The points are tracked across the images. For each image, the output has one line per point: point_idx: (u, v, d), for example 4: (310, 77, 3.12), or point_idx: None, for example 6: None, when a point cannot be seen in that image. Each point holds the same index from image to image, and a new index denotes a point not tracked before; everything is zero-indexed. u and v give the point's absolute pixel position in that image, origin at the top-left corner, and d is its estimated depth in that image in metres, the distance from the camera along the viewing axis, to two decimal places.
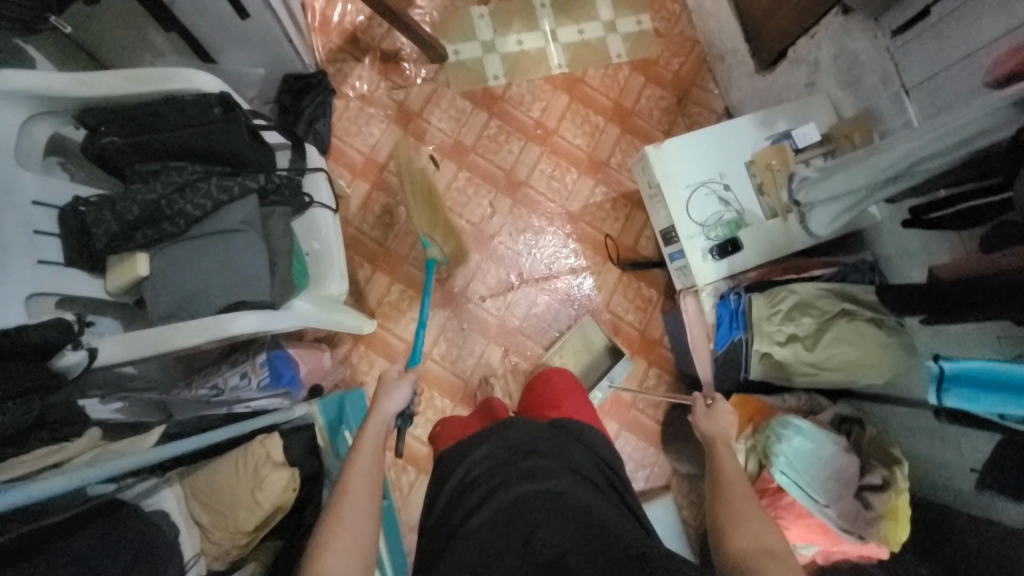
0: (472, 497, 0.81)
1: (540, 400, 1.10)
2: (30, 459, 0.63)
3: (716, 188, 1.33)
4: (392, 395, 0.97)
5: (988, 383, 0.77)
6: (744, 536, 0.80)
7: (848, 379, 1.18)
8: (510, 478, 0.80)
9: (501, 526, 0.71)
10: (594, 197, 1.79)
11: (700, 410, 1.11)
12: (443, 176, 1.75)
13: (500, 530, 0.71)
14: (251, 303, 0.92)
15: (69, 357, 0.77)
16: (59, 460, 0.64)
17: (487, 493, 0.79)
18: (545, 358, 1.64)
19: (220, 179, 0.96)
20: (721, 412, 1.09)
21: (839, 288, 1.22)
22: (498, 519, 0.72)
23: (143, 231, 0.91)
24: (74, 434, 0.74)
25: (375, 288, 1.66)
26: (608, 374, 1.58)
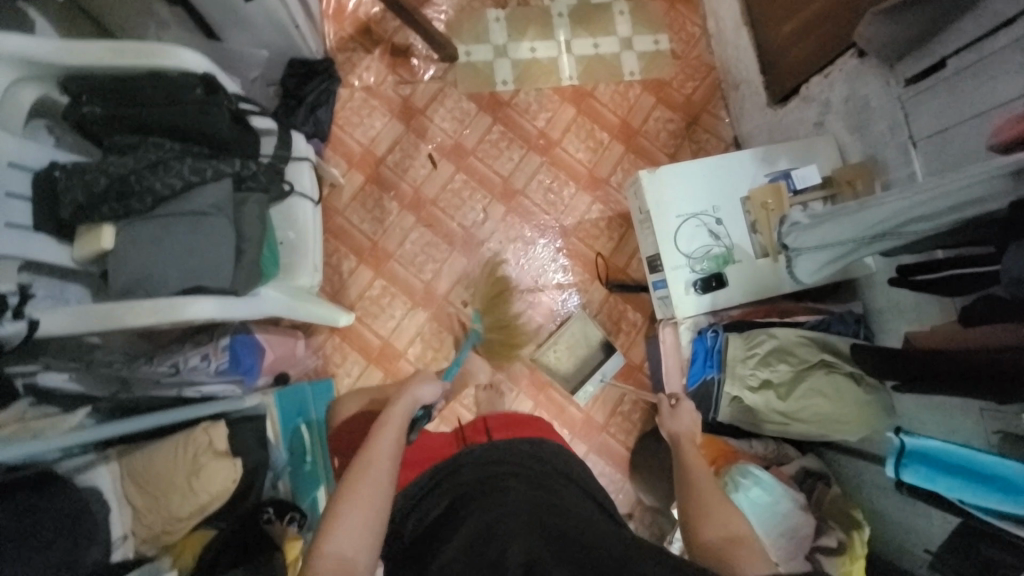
0: (446, 521, 0.72)
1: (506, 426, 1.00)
2: None
3: (707, 221, 1.29)
4: (423, 385, 0.94)
5: (944, 465, 0.86)
6: (711, 528, 0.84)
7: (822, 432, 1.14)
8: (469, 503, 0.73)
9: (478, 549, 0.63)
10: (590, 213, 1.76)
11: (664, 411, 1.13)
12: (440, 176, 1.74)
13: (474, 559, 0.62)
14: (211, 289, 0.91)
15: (6, 326, 0.77)
16: None
17: (457, 515, 0.71)
18: (540, 352, 1.64)
19: (194, 160, 0.95)
20: (685, 413, 1.11)
21: (820, 338, 1.18)
22: (475, 539, 0.64)
23: (108, 205, 0.90)
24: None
25: (358, 282, 1.65)
26: (601, 369, 1.59)
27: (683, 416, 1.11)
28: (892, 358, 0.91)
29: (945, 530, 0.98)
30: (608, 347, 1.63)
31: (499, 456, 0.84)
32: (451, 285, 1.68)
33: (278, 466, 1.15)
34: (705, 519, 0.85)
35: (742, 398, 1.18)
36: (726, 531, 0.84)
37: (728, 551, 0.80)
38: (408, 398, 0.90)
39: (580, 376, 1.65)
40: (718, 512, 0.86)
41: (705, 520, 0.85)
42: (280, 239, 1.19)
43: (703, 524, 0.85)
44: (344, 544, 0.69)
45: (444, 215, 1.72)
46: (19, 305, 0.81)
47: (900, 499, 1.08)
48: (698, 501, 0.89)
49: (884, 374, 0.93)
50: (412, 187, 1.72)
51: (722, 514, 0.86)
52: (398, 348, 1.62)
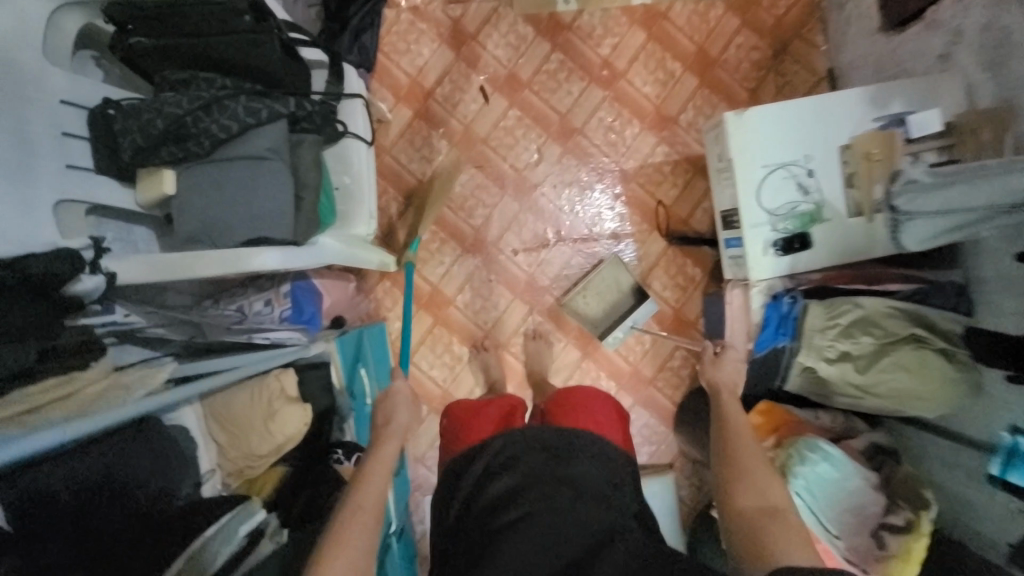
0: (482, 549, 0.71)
1: (567, 403, 1.01)
2: (43, 393, 0.67)
3: (797, 173, 1.15)
4: (400, 406, 1.02)
5: None
6: (746, 495, 0.82)
7: (898, 408, 1.08)
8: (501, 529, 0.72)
9: None
10: (653, 156, 1.62)
11: (707, 359, 1.14)
12: (492, 112, 1.61)
13: None
14: (274, 240, 0.89)
15: (85, 282, 0.75)
16: (74, 392, 0.70)
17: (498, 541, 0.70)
18: (568, 300, 1.58)
19: (248, 99, 0.89)
20: (727, 364, 1.12)
21: (913, 310, 1.08)
22: None
23: (167, 148, 0.87)
24: (90, 360, 0.74)
25: (407, 226, 1.61)
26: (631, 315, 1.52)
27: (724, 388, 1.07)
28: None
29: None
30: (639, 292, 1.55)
31: (515, 453, 0.85)
32: (501, 233, 1.61)
33: (344, 410, 1.13)
34: (737, 484, 0.84)
35: (816, 369, 1.12)
36: (761, 499, 0.81)
37: (761, 524, 0.77)
38: (399, 432, 0.95)
39: (609, 320, 1.59)
40: (757, 475, 0.84)
41: (740, 484, 0.83)
42: (334, 184, 1.13)
43: (738, 489, 0.83)
44: (343, 568, 0.71)
45: (495, 156, 1.61)
46: (95, 259, 0.78)
47: (978, 483, 1.02)
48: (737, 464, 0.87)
49: None
50: (462, 124, 1.61)
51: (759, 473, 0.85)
52: (447, 294, 1.61)
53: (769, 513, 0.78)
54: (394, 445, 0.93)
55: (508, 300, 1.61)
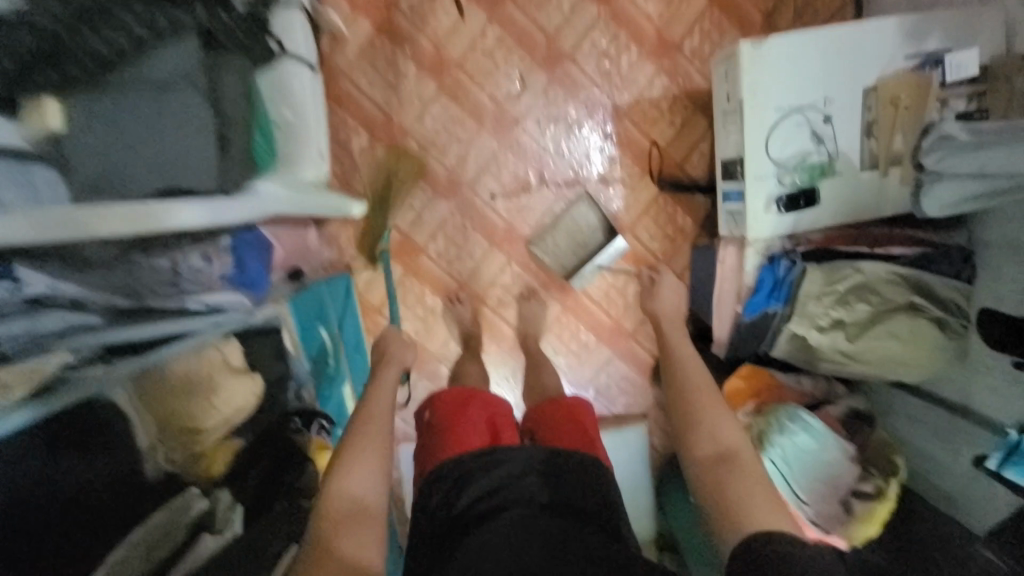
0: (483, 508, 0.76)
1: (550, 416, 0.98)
2: None
3: (813, 118, 1.01)
4: (403, 348, 1.14)
5: None
6: (703, 442, 0.80)
7: (882, 376, 1.05)
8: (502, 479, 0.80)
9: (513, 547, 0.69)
10: (651, 90, 1.43)
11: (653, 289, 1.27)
12: (468, 28, 1.37)
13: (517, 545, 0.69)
14: (194, 192, 0.74)
15: None
16: None
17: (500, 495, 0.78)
18: (535, 240, 1.49)
19: (140, 5, 0.71)
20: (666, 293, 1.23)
21: (912, 277, 1.03)
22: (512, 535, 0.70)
23: (40, 67, 0.66)
24: None
25: (371, 164, 1.42)
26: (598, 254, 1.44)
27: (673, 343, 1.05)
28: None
29: (1005, 511, 0.91)
30: (609, 229, 1.46)
31: (510, 473, 0.81)
32: (478, 174, 1.45)
33: (302, 374, 1.10)
34: (694, 432, 0.81)
35: (807, 338, 1.06)
36: (716, 444, 0.79)
37: (715, 470, 0.76)
38: (396, 363, 1.08)
39: (577, 260, 1.50)
40: (712, 423, 0.82)
41: (697, 432, 0.81)
42: (273, 119, 0.95)
43: (694, 438, 0.81)
44: (361, 480, 0.76)
45: (471, 83, 1.40)
46: None
47: (950, 451, 1.02)
48: (691, 415, 0.85)
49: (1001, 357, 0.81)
50: (433, 42, 1.37)
51: (716, 422, 0.82)
52: (418, 242, 1.47)
53: (724, 461, 0.77)
54: (389, 393, 0.96)
55: (484, 250, 1.49)
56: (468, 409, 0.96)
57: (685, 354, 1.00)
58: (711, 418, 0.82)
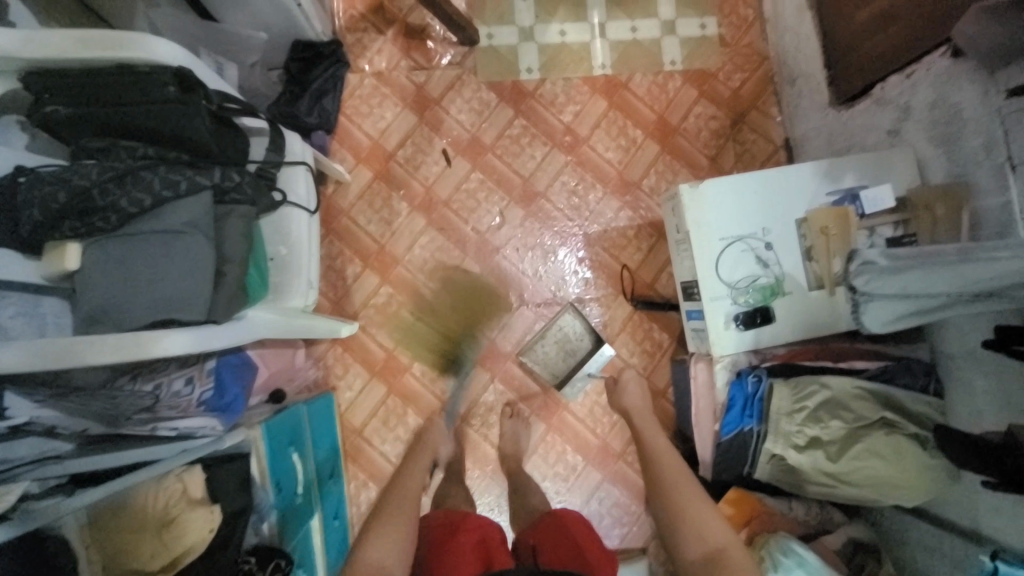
0: None
1: (553, 543, 0.98)
2: None
3: (756, 246, 1.13)
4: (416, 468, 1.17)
5: None
6: (692, 544, 0.86)
7: (876, 498, 1.00)
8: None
9: None
10: (617, 221, 1.61)
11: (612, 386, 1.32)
12: (454, 174, 1.60)
13: None
14: (183, 322, 0.80)
15: None
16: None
17: None
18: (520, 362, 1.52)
19: (168, 169, 0.83)
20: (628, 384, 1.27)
21: (881, 391, 1.03)
22: None
23: (68, 222, 0.79)
24: None
25: (362, 289, 1.53)
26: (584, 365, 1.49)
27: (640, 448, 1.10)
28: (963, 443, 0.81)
29: None
30: (596, 337, 1.52)
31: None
32: (462, 294, 1.55)
33: (265, 507, 1.04)
34: (679, 533, 0.88)
35: (784, 457, 1.04)
36: (704, 545, 0.85)
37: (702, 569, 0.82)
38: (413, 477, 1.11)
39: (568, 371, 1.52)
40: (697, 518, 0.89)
41: (684, 534, 0.88)
42: (270, 255, 1.07)
43: (682, 538, 0.87)
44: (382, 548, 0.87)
45: (457, 218, 1.58)
46: None
47: None
48: (677, 510, 0.91)
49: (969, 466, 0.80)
50: (423, 186, 1.59)
51: (699, 518, 0.88)
52: (404, 360, 1.51)
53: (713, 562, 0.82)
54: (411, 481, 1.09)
55: (470, 368, 1.51)
56: (459, 536, 0.97)
57: (663, 448, 1.05)
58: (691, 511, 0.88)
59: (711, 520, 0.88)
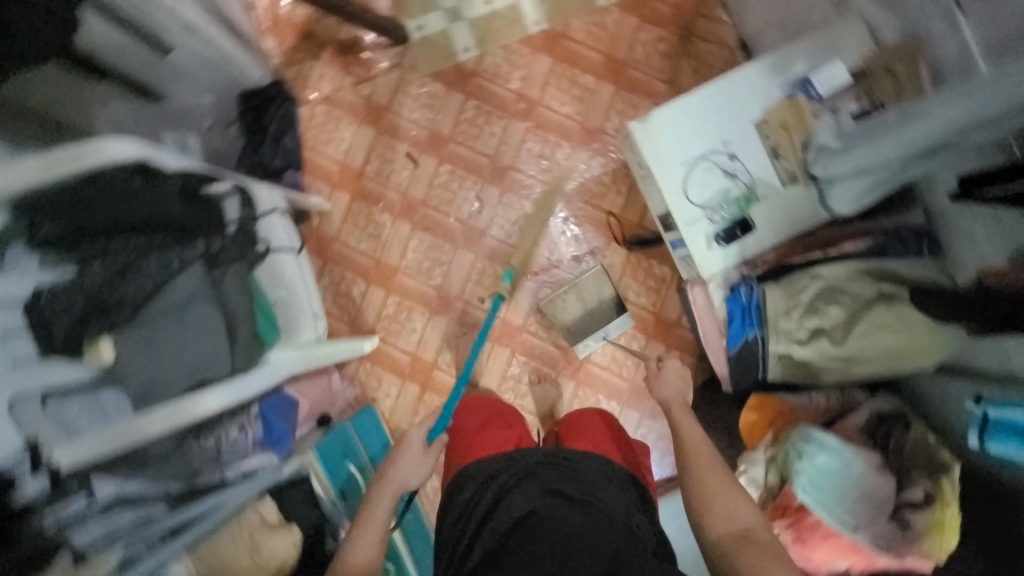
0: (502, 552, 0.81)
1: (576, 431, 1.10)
2: None
3: (719, 160, 1.14)
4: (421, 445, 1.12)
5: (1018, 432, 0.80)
6: (718, 525, 0.86)
7: (889, 371, 1.02)
8: (522, 494, 0.88)
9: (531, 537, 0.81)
10: (591, 171, 1.62)
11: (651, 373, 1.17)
12: (424, 173, 1.64)
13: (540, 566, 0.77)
14: (213, 379, 0.96)
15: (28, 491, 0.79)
16: None
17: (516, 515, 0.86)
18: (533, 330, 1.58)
19: (159, 253, 0.92)
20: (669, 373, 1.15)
21: (874, 267, 1.04)
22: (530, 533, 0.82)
23: (91, 325, 0.87)
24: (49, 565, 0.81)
25: (372, 304, 1.63)
26: (602, 329, 1.54)
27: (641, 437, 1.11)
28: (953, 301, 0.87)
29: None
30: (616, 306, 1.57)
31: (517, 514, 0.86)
32: (463, 284, 1.62)
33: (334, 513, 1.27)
34: (709, 516, 0.87)
35: (791, 354, 1.08)
36: (734, 526, 0.85)
37: (732, 548, 0.82)
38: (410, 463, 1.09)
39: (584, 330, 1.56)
40: (723, 505, 0.88)
41: (711, 516, 0.87)
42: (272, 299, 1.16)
43: (709, 520, 0.87)
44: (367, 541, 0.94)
45: (439, 213, 1.64)
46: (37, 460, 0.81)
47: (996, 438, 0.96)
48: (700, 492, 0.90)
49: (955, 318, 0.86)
50: (399, 193, 1.64)
51: (726, 503, 0.88)
52: (428, 358, 1.61)
53: (745, 541, 0.83)
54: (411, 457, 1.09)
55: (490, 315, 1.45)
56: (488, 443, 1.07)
57: (692, 439, 1.00)
58: (722, 499, 0.88)
59: (739, 507, 0.88)
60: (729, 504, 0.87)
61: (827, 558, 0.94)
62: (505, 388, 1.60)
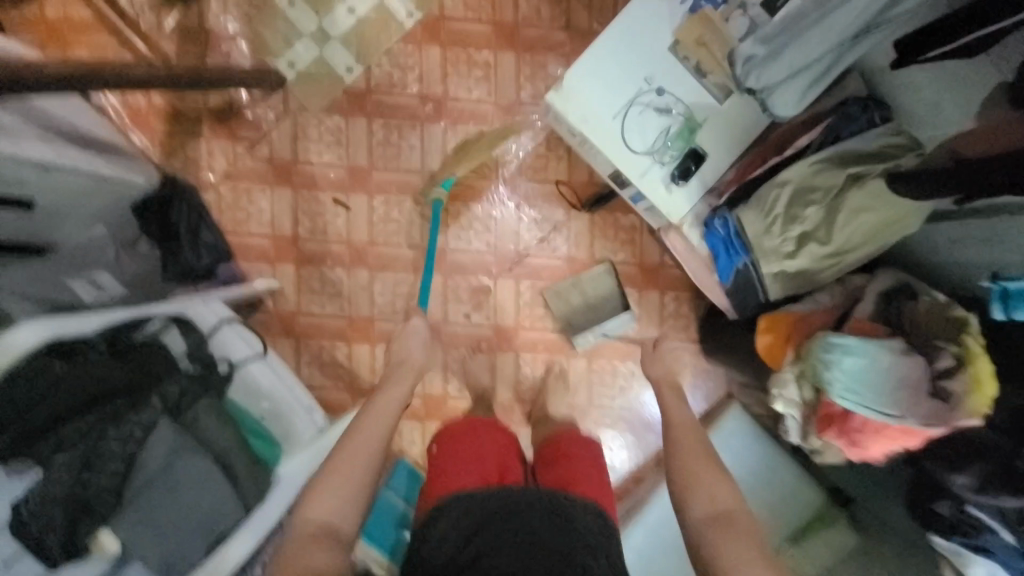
0: None
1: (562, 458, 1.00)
2: None
3: (650, 100, 1.08)
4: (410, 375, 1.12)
5: None
6: (701, 505, 0.89)
7: (880, 247, 1.01)
8: (489, 546, 0.76)
9: None
10: (524, 147, 1.53)
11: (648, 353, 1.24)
12: (359, 213, 1.54)
13: None
14: (231, 528, 0.92)
15: None
16: None
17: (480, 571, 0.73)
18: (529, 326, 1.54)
19: (117, 428, 0.84)
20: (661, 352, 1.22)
21: (836, 154, 1.00)
22: None
23: (80, 525, 0.80)
24: None
25: (362, 362, 1.55)
26: (600, 326, 1.49)
27: (680, 412, 1.07)
28: (924, 180, 0.86)
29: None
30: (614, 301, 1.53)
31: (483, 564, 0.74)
32: (443, 307, 1.56)
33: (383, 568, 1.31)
34: (690, 495, 0.91)
35: (786, 269, 1.05)
36: (714, 507, 0.89)
37: (714, 532, 0.86)
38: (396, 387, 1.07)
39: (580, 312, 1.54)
40: (707, 486, 0.91)
41: (696, 498, 0.90)
42: (259, 415, 1.07)
43: (690, 499, 0.91)
44: (349, 475, 0.89)
45: (391, 247, 1.54)
46: None
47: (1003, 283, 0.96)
48: (689, 476, 0.94)
49: (935, 194, 0.85)
50: (342, 242, 1.54)
51: (712, 482, 0.92)
52: (438, 392, 1.55)
53: (722, 520, 0.87)
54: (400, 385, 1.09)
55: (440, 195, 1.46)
56: (476, 443, 0.98)
57: (685, 415, 1.05)
58: (706, 480, 0.92)
59: (721, 486, 0.91)
60: (708, 488, 0.91)
61: (880, 447, 0.95)
62: (523, 390, 1.57)
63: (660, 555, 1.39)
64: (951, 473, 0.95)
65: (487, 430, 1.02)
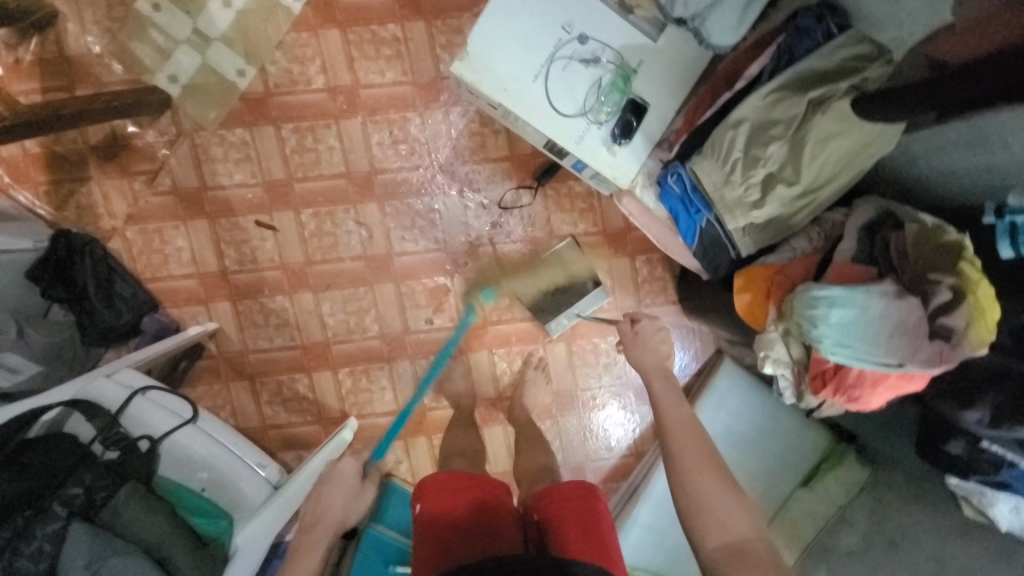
0: None
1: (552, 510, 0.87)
2: None
3: (573, 51, 0.94)
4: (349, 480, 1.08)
5: None
6: (713, 533, 0.79)
7: (853, 176, 0.90)
8: None
9: None
10: (455, 126, 1.38)
11: (626, 338, 1.07)
12: (288, 231, 1.38)
13: None
14: None
15: None
16: None
17: None
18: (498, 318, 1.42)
19: (26, 543, 0.78)
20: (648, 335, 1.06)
21: (792, 78, 0.87)
22: None
23: None
24: None
25: (327, 390, 1.43)
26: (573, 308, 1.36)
27: (666, 395, 0.97)
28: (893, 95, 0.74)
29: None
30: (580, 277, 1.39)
31: None
32: (400, 316, 1.43)
33: None
34: (700, 526, 0.79)
35: (753, 220, 0.93)
36: (727, 534, 0.79)
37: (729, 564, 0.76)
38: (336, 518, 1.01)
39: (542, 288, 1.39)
40: (717, 508, 0.81)
41: (700, 525, 0.80)
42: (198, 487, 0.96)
43: (701, 529, 0.80)
44: None
45: (332, 261, 1.40)
46: None
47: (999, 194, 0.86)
48: (695, 494, 0.83)
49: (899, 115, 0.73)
50: (277, 267, 1.39)
51: (723, 507, 0.81)
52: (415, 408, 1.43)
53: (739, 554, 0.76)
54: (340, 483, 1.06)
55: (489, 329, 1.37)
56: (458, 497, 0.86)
57: (674, 405, 0.94)
58: (717, 505, 0.81)
59: (732, 508, 0.81)
60: (717, 511, 0.80)
61: (884, 397, 0.86)
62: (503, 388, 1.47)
63: (672, 528, 1.31)
64: (963, 411, 0.85)
65: (466, 482, 0.89)
